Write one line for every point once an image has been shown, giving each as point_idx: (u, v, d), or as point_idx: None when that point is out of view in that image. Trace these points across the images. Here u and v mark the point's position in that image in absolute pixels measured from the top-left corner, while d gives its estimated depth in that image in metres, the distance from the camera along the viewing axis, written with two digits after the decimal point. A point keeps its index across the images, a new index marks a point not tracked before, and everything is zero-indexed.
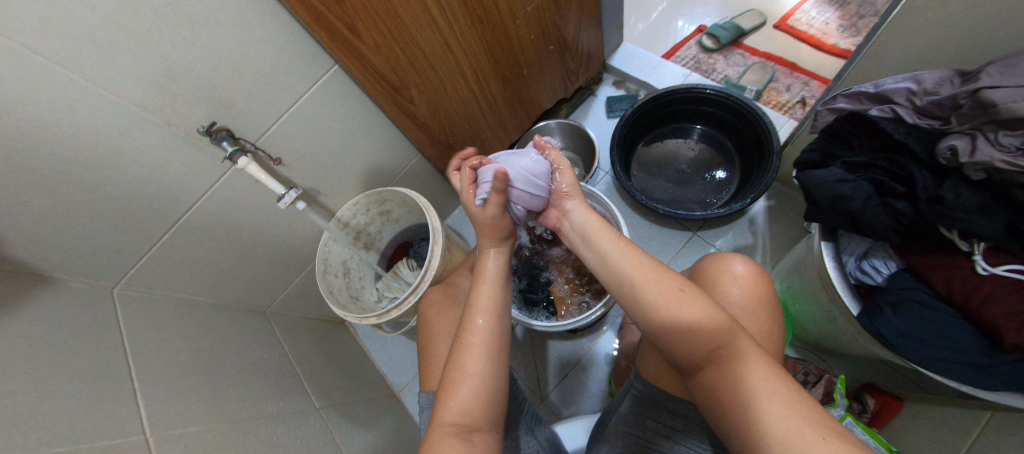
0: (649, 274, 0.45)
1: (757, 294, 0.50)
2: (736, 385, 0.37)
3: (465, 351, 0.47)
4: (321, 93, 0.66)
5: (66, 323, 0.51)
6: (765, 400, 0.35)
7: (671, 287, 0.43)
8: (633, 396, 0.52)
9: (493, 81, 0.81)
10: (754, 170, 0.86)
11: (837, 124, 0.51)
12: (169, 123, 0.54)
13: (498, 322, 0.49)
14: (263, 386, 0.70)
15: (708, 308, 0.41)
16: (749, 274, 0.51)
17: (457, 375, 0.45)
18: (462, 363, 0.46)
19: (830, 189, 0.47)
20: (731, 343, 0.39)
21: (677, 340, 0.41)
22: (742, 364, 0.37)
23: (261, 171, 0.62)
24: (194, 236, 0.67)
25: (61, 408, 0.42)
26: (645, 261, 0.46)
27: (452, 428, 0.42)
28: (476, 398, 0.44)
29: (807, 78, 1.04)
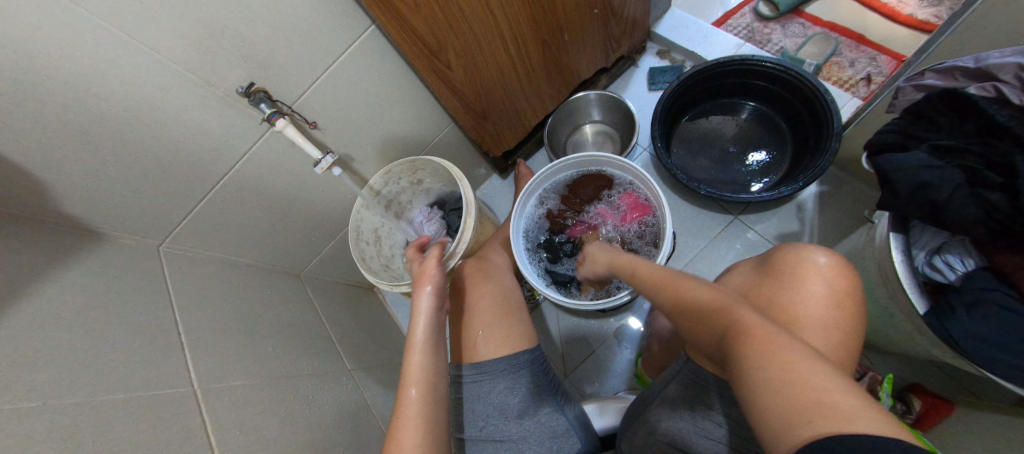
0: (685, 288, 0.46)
1: (837, 280, 0.46)
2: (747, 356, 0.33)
3: (400, 425, 0.47)
4: (356, 56, 0.63)
5: (118, 276, 0.53)
6: (775, 370, 0.31)
7: (695, 296, 0.43)
8: (683, 380, 0.51)
9: (532, 45, 0.76)
10: (808, 152, 0.80)
11: (926, 102, 0.45)
12: (208, 83, 0.54)
13: (429, 381, 0.50)
14: (300, 346, 0.72)
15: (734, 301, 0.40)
16: (832, 268, 0.47)
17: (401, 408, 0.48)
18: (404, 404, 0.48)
19: (912, 175, 0.42)
20: (752, 325, 0.36)
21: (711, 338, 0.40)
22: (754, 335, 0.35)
23: (298, 135, 0.61)
24: (234, 198, 0.68)
25: (115, 357, 0.44)
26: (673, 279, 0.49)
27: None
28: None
29: (875, 52, 0.94)
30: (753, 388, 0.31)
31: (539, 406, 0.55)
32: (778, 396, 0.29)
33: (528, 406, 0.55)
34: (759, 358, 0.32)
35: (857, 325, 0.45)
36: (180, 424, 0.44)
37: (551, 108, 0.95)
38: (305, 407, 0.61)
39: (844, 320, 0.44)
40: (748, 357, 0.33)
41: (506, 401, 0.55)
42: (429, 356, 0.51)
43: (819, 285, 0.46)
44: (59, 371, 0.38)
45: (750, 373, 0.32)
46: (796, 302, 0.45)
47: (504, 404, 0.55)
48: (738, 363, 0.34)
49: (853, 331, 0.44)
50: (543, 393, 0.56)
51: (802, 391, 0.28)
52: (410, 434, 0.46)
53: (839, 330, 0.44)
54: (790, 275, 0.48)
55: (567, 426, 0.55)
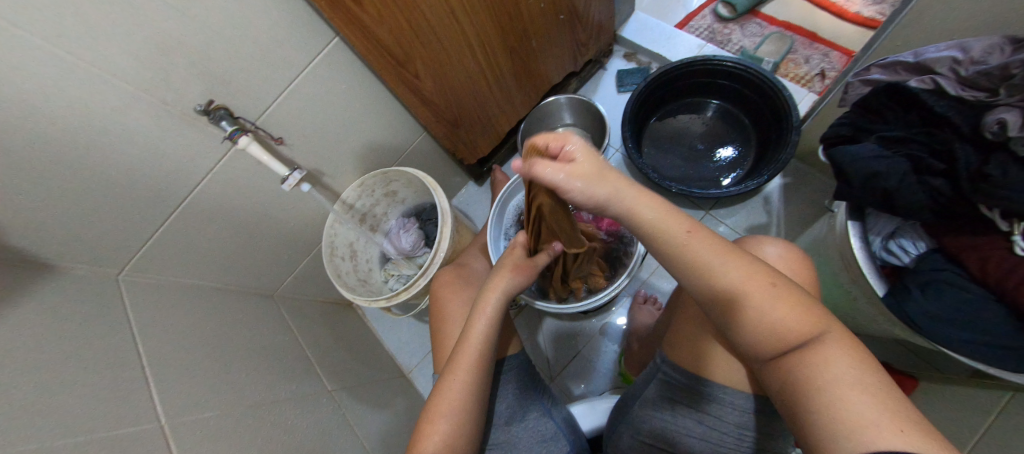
0: (720, 255, 0.38)
1: (797, 274, 0.50)
2: (813, 375, 0.33)
3: (439, 402, 0.48)
4: (321, 69, 0.62)
5: (71, 309, 0.49)
6: (857, 389, 0.30)
7: (744, 276, 0.37)
8: (661, 381, 0.52)
9: (500, 52, 0.77)
10: (771, 146, 0.83)
11: (873, 95, 0.47)
12: (163, 101, 0.51)
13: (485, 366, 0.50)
14: (276, 370, 0.70)
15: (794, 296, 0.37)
16: (788, 254, 0.51)
17: (452, 372, 0.49)
18: (456, 369, 0.49)
19: (864, 165, 0.44)
20: (823, 334, 0.34)
21: (757, 331, 0.36)
22: (825, 355, 0.33)
23: (262, 152, 0.58)
24: (197, 220, 0.65)
25: (71, 396, 0.41)
26: (720, 252, 0.38)
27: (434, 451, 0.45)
28: (460, 424, 0.47)
29: (828, 49, 0.99)
30: (822, 412, 0.31)
31: (525, 412, 0.55)
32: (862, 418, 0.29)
33: (512, 414, 0.54)
34: (841, 375, 0.31)
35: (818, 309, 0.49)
36: None
37: (521, 114, 0.95)
38: (283, 433, 0.59)
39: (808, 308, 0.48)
40: (816, 378, 0.32)
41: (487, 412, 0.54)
42: (492, 331, 0.51)
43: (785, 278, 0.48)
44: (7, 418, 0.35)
45: (820, 394, 0.32)
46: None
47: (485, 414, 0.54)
48: (799, 380, 0.33)
49: None
50: (530, 397, 0.56)
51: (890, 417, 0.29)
52: (454, 405, 0.47)
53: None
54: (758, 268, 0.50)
55: (556, 429, 0.54)
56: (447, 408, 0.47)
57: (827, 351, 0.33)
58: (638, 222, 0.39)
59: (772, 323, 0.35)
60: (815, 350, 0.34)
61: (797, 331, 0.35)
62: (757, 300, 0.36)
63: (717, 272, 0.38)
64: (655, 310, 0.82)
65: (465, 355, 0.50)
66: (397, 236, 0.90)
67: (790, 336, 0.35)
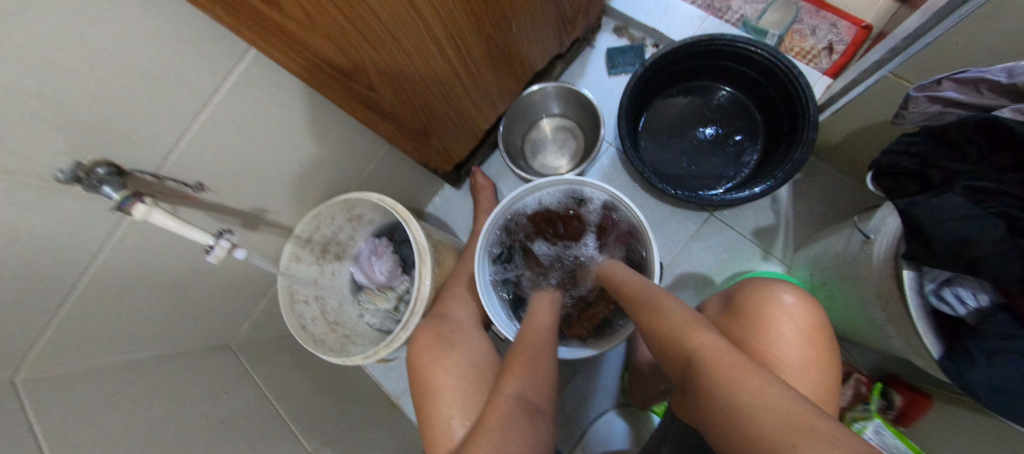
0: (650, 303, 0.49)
1: (806, 324, 0.48)
2: (716, 382, 0.35)
3: (501, 399, 0.44)
4: (238, 92, 0.46)
5: None
6: (744, 386, 0.33)
7: (667, 311, 0.46)
8: (672, 444, 0.51)
9: (474, 43, 0.62)
10: (783, 140, 0.75)
11: (952, 123, 0.39)
12: (10, 173, 0.35)
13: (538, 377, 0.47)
14: (243, 446, 0.60)
15: (697, 322, 0.43)
16: (798, 305, 0.49)
17: (527, 355, 0.50)
18: (524, 349, 0.50)
19: (950, 229, 0.35)
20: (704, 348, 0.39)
21: (673, 358, 0.42)
22: (713, 359, 0.37)
23: (171, 218, 0.43)
24: (106, 295, 0.51)
25: None
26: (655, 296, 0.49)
27: (515, 400, 0.44)
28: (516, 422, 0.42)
29: (835, 17, 0.88)
30: (719, 410, 0.34)
31: None
32: (753, 412, 0.31)
33: None
34: (732, 380, 0.34)
35: (830, 365, 0.47)
36: None
37: (502, 108, 0.81)
38: None
39: (816, 356, 0.47)
40: (708, 385, 0.36)
41: None
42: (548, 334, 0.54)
43: (789, 326, 0.47)
44: None
45: (714, 396, 0.35)
46: (772, 345, 0.47)
47: None
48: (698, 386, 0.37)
49: (825, 364, 0.46)
50: None
51: (775, 401, 0.31)
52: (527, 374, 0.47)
53: (812, 369, 0.46)
54: (756, 315, 0.49)
55: None
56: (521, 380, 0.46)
57: (719, 355, 0.37)
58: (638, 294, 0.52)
59: (676, 343, 0.42)
60: (705, 358, 0.38)
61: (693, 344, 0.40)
62: (673, 325, 0.44)
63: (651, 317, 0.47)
64: None
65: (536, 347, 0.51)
66: (367, 262, 0.77)
67: (688, 350, 0.40)
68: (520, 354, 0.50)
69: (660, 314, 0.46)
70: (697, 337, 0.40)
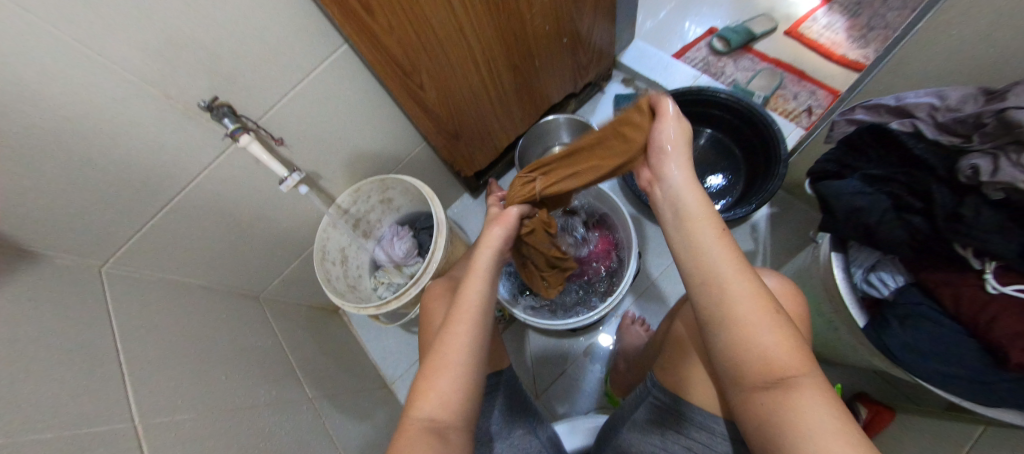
0: (731, 275, 0.36)
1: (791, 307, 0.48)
2: (789, 416, 0.32)
3: (438, 354, 0.40)
4: (326, 74, 0.63)
5: (43, 305, 0.47)
6: (817, 434, 0.30)
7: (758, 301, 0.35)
8: (651, 404, 0.52)
9: (504, 69, 0.79)
10: (760, 175, 0.86)
11: (856, 135, 0.50)
12: (168, 96, 0.51)
13: (477, 343, 0.41)
14: (254, 372, 0.68)
15: (786, 329, 0.35)
16: (784, 289, 0.50)
17: (439, 363, 0.40)
18: (444, 352, 0.40)
19: (847, 201, 0.47)
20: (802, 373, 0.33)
21: (740, 360, 0.35)
22: (800, 391, 0.32)
23: (263, 152, 0.59)
24: (188, 217, 0.64)
25: (54, 383, 0.41)
26: (735, 268, 0.36)
27: (427, 423, 0.38)
28: (456, 387, 0.39)
29: (815, 87, 1.03)
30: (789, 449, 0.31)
31: (512, 428, 0.53)
32: None
33: (501, 428, 0.53)
34: (806, 423, 0.31)
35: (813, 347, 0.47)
36: None
37: (520, 129, 0.97)
38: (261, 439, 0.58)
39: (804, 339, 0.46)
40: (785, 411, 0.32)
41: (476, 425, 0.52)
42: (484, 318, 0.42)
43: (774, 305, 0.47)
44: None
45: (783, 428, 0.32)
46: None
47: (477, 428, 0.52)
48: (767, 407, 0.33)
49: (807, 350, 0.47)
50: (515, 413, 0.54)
51: None
52: (445, 392, 0.39)
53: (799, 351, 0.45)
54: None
55: (539, 447, 0.52)
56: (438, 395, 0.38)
57: (809, 388, 0.32)
58: (699, 258, 0.38)
59: (764, 351, 0.34)
60: (796, 391, 0.32)
61: (787, 363, 0.34)
62: (755, 329, 0.34)
63: (724, 289, 0.36)
64: (644, 331, 0.83)
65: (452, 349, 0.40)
66: (390, 243, 0.90)
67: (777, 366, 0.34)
68: (439, 354, 0.40)
69: (749, 303, 0.35)
70: (794, 357, 0.33)
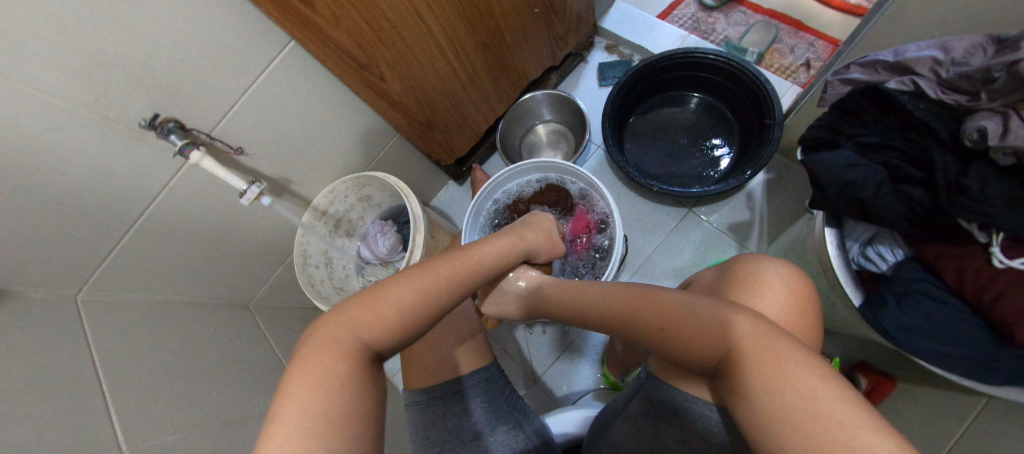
0: (649, 304, 0.44)
1: (793, 295, 0.45)
2: (750, 377, 0.32)
3: (400, 286, 0.40)
4: (276, 75, 0.59)
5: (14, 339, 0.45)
6: (779, 376, 0.31)
7: (671, 309, 0.41)
8: (643, 397, 0.51)
9: (471, 49, 0.73)
10: (754, 141, 0.81)
11: (851, 98, 0.46)
12: (105, 116, 0.48)
13: (447, 298, 0.42)
14: (248, 384, 0.68)
15: (714, 311, 0.38)
16: (789, 276, 0.46)
17: (390, 294, 0.39)
18: (403, 287, 0.40)
19: (839, 174, 0.43)
20: (744, 337, 0.35)
21: (689, 353, 0.38)
22: (761, 355, 0.33)
23: (218, 167, 0.56)
24: (156, 236, 0.63)
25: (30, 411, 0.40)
26: (647, 301, 0.45)
27: (356, 343, 0.36)
28: (402, 327, 0.39)
29: (813, 37, 0.95)
30: (762, 417, 0.30)
31: (496, 424, 0.51)
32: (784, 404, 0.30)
33: (485, 424, 0.50)
34: (765, 373, 0.32)
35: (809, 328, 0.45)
36: None
37: (498, 111, 0.92)
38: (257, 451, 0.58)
39: (803, 319, 0.44)
40: (751, 379, 0.32)
41: (462, 424, 0.50)
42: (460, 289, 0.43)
43: (774, 298, 0.44)
44: None
45: (756, 405, 0.31)
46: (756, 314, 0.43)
47: (461, 426, 0.50)
48: (738, 389, 0.33)
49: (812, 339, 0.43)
50: (500, 410, 0.52)
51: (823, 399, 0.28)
52: (390, 333, 0.38)
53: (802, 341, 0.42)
54: (752, 282, 0.46)
55: (527, 440, 0.50)
56: (373, 330, 0.37)
57: (766, 351, 0.33)
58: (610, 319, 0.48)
59: (699, 338, 0.37)
60: (744, 357, 0.34)
61: (728, 335, 0.36)
62: (684, 326, 0.39)
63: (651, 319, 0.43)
64: None
65: (410, 289, 0.40)
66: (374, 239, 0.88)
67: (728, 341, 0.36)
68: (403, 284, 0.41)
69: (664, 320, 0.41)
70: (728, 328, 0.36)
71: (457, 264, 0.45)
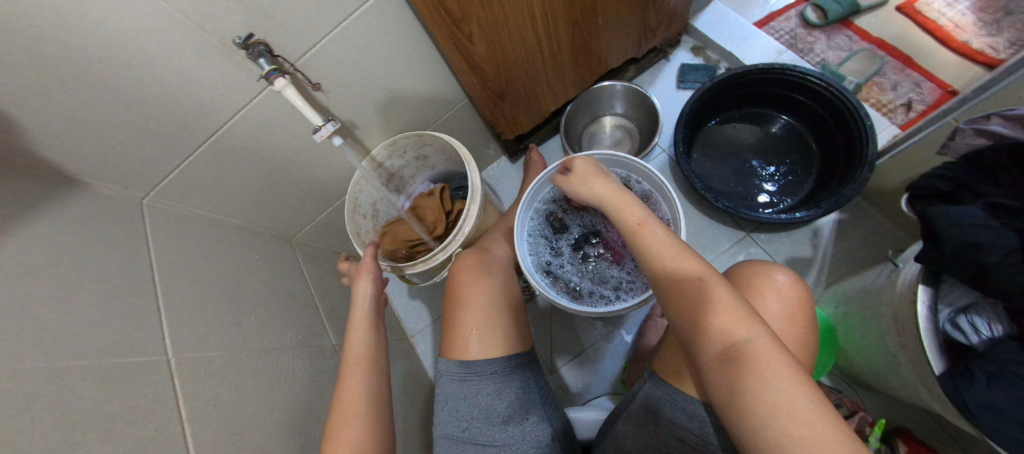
0: (673, 258, 0.46)
1: (794, 310, 0.45)
2: (748, 375, 0.35)
3: (340, 402, 0.49)
4: (368, 16, 0.57)
5: (84, 233, 0.47)
6: (773, 383, 0.33)
7: (694, 272, 0.43)
8: (643, 398, 0.50)
9: (563, 25, 0.70)
10: (835, 177, 0.76)
11: (989, 151, 0.44)
12: (202, 28, 0.47)
13: (373, 380, 0.51)
14: (284, 316, 0.69)
15: (728, 300, 0.40)
16: (792, 287, 0.47)
17: (341, 414, 0.48)
18: (342, 403, 0.49)
19: (962, 232, 0.40)
20: (752, 338, 0.37)
21: (694, 332, 0.40)
22: (764, 360, 0.35)
23: (299, 97, 0.56)
24: (224, 156, 0.63)
25: (87, 307, 0.41)
26: (678, 255, 0.46)
27: None
28: (363, 427, 0.47)
29: (921, 77, 0.88)
30: (754, 415, 0.33)
31: (526, 413, 0.51)
32: (777, 409, 0.32)
33: (516, 411, 0.51)
34: (763, 379, 0.34)
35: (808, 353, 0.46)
36: (150, 399, 0.41)
37: (569, 95, 0.89)
38: (285, 383, 0.60)
39: (798, 332, 0.45)
40: (751, 379, 0.34)
41: (493, 405, 0.50)
42: (373, 336, 0.55)
43: (776, 306, 0.45)
44: (37, 334, 0.35)
45: (746, 397, 0.34)
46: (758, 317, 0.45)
47: (492, 408, 0.50)
48: (733, 380, 0.35)
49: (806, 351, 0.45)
50: (531, 400, 0.52)
51: (809, 415, 0.31)
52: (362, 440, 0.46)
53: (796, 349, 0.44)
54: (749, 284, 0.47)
55: (551, 435, 0.51)
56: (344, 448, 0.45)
57: (771, 357, 0.35)
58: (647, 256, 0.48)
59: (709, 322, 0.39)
60: (750, 355, 0.35)
61: (735, 330, 0.37)
62: (704, 299, 0.41)
63: (674, 278, 0.44)
64: None
65: (349, 403, 0.48)
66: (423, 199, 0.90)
67: (734, 337, 0.37)
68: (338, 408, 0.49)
69: (686, 283, 0.43)
70: (738, 324, 0.38)
71: (352, 359, 0.52)
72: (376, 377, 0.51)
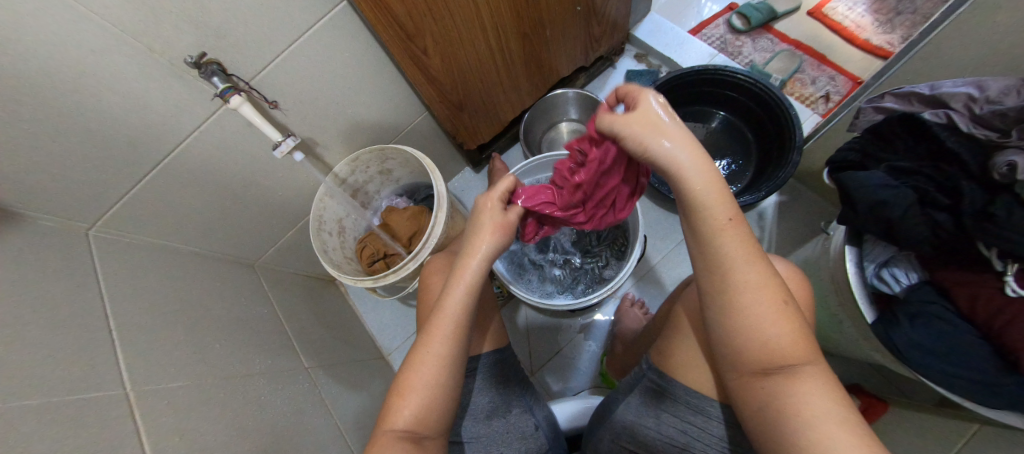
0: (754, 267, 0.37)
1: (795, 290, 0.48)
2: (801, 397, 0.35)
3: (419, 363, 0.43)
4: (324, 33, 0.58)
5: (27, 267, 0.44)
6: (819, 409, 0.34)
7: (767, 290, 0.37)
8: (648, 387, 0.51)
9: (514, 36, 0.74)
10: (770, 163, 0.84)
11: (885, 124, 0.51)
12: (151, 49, 0.47)
13: (450, 361, 0.44)
14: (251, 342, 0.67)
15: (791, 319, 0.37)
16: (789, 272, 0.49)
17: (411, 383, 0.43)
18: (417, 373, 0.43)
19: (871, 193, 0.47)
20: (805, 362, 0.37)
21: (751, 344, 0.37)
22: (810, 384, 0.36)
23: (256, 114, 0.56)
24: (177, 180, 0.62)
25: (36, 341, 0.39)
26: (750, 255, 0.38)
27: (402, 433, 0.42)
28: (431, 398, 0.43)
29: (834, 72, 0.99)
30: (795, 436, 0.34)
31: (509, 406, 0.52)
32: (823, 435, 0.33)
33: (498, 406, 0.51)
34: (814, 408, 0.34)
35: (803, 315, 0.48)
36: (111, 434, 0.39)
37: (526, 103, 0.93)
38: (257, 409, 0.58)
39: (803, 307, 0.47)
40: (807, 403, 0.35)
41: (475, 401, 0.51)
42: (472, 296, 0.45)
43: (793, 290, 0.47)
44: None
45: (796, 414, 0.35)
46: None
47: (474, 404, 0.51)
48: (781, 400, 0.36)
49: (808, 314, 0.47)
50: (512, 393, 0.53)
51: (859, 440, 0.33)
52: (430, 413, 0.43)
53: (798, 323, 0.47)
54: None
55: (536, 426, 0.52)
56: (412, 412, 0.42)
57: (820, 384, 0.36)
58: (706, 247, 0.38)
59: (773, 341, 0.37)
60: (799, 380, 0.36)
61: (795, 355, 0.37)
62: (767, 318, 0.37)
63: (738, 283, 0.37)
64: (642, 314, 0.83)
65: (424, 365, 0.43)
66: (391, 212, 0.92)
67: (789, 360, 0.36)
68: (415, 369, 0.43)
69: (753, 295, 0.37)
70: (800, 347, 0.36)
71: (445, 317, 0.44)
72: (461, 343, 0.45)
